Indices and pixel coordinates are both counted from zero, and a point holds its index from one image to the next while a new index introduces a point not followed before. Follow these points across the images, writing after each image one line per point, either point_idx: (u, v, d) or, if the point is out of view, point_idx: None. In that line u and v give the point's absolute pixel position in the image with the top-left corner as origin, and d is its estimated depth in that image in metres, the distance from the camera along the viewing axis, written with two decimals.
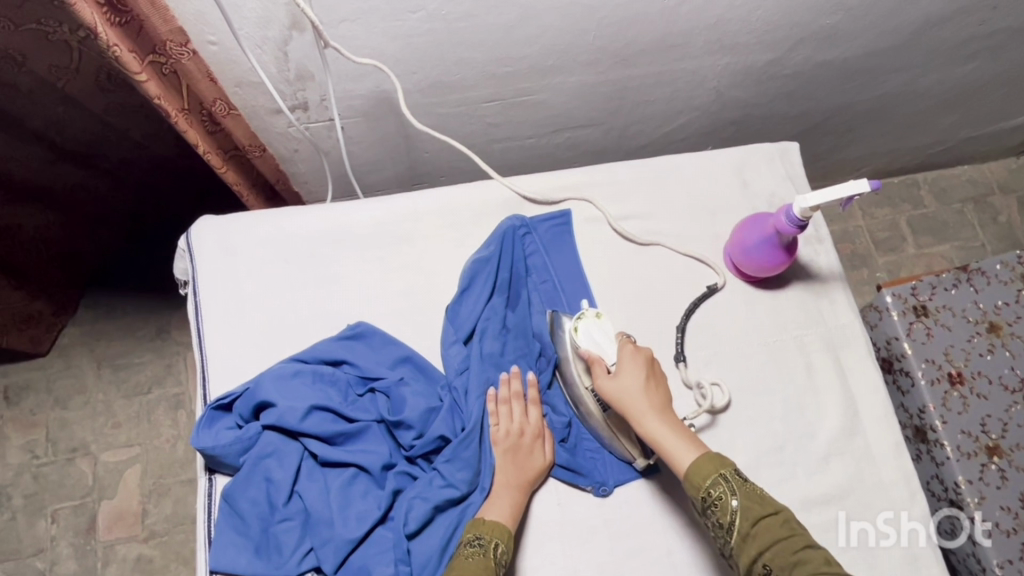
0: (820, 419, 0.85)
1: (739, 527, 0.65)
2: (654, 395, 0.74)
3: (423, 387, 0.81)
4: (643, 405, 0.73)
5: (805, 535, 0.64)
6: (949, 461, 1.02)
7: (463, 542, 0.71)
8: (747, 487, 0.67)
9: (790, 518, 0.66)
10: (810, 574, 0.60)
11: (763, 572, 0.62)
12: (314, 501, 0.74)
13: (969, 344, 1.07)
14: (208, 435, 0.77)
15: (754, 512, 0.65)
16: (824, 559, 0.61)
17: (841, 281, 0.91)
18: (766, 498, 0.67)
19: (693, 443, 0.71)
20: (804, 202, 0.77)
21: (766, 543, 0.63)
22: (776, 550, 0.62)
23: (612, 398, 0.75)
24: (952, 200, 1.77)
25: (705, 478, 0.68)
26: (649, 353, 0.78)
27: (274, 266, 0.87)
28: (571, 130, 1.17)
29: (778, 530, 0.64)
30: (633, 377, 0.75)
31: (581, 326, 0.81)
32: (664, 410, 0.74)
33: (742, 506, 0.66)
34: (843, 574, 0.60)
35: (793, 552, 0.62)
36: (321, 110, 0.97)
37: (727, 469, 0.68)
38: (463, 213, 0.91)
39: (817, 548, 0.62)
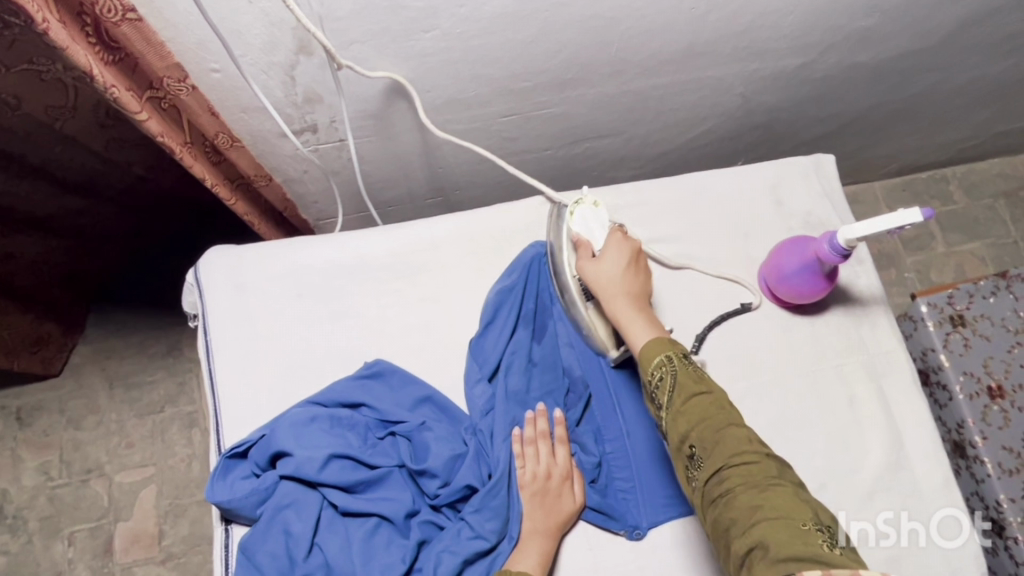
0: (864, 452, 0.80)
1: (672, 406, 0.63)
2: (631, 281, 0.74)
3: (446, 430, 0.77)
4: (617, 286, 0.73)
5: (738, 418, 0.61)
6: (989, 479, 0.98)
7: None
8: (687, 367, 0.65)
9: (723, 399, 0.63)
10: (730, 456, 0.58)
11: (689, 451, 0.61)
12: (336, 554, 0.70)
13: (1010, 355, 1.02)
14: (223, 487, 0.73)
15: (687, 390, 0.63)
16: (748, 439, 0.59)
17: (883, 303, 0.86)
18: (704, 377, 0.64)
19: (655, 326, 0.70)
20: (849, 232, 0.72)
21: (695, 423, 0.61)
22: (703, 432, 0.60)
23: (588, 278, 0.75)
24: (983, 195, 1.70)
25: (652, 360, 0.66)
26: (636, 242, 0.77)
27: (288, 300, 0.83)
28: (591, 140, 1.12)
29: (708, 410, 0.61)
30: (614, 261, 0.74)
31: (576, 211, 0.82)
32: (637, 295, 0.73)
33: (679, 387, 0.63)
34: (765, 455, 0.58)
35: (719, 433, 0.59)
36: (331, 131, 0.92)
37: (674, 351, 0.66)
38: (483, 240, 0.87)
39: (746, 429, 0.60)
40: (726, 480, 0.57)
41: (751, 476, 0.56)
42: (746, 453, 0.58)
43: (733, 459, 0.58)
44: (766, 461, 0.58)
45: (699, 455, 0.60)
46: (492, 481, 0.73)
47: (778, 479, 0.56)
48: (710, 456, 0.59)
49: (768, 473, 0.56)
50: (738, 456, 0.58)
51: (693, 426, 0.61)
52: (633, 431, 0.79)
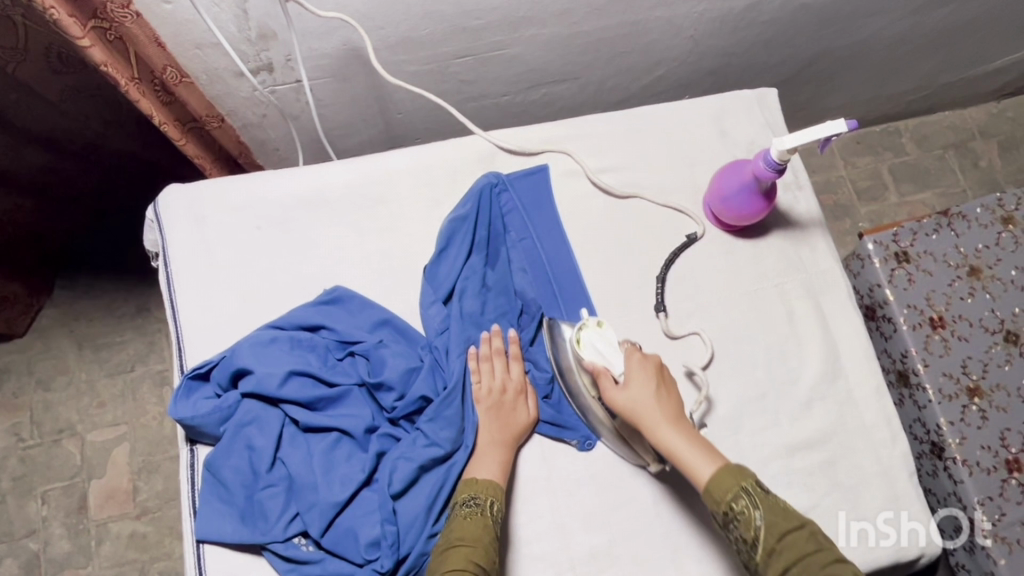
0: (803, 364, 0.85)
1: (764, 542, 0.64)
2: (667, 404, 0.73)
3: (403, 348, 0.80)
4: (656, 414, 0.72)
5: (835, 553, 0.63)
6: (931, 404, 1.04)
7: (458, 502, 0.71)
8: (770, 500, 0.66)
9: (814, 533, 0.65)
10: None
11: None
12: (298, 466, 0.73)
13: (950, 288, 1.08)
14: (186, 405, 0.76)
15: (781, 528, 0.64)
16: (853, 575, 0.61)
17: (822, 227, 0.91)
18: (790, 512, 0.66)
19: (708, 451, 0.70)
20: (782, 144, 0.76)
21: (795, 559, 0.63)
22: (806, 568, 0.62)
23: (622, 408, 0.74)
24: (933, 146, 1.76)
25: (727, 492, 0.66)
26: (657, 359, 0.77)
27: (246, 233, 0.85)
28: (547, 85, 1.15)
29: (807, 546, 0.63)
30: (642, 387, 0.74)
31: (584, 336, 0.79)
32: (678, 421, 0.72)
33: (771, 524, 0.65)
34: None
35: (823, 570, 0.61)
36: (287, 71, 0.94)
37: (747, 481, 0.67)
38: (437, 172, 0.89)
39: (845, 564, 0.62)
40: None
41: None
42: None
43: None
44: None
45: None
46: (446, 392, 0.76)
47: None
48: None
49: None
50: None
51: (794, 561, 0.62)
52: None
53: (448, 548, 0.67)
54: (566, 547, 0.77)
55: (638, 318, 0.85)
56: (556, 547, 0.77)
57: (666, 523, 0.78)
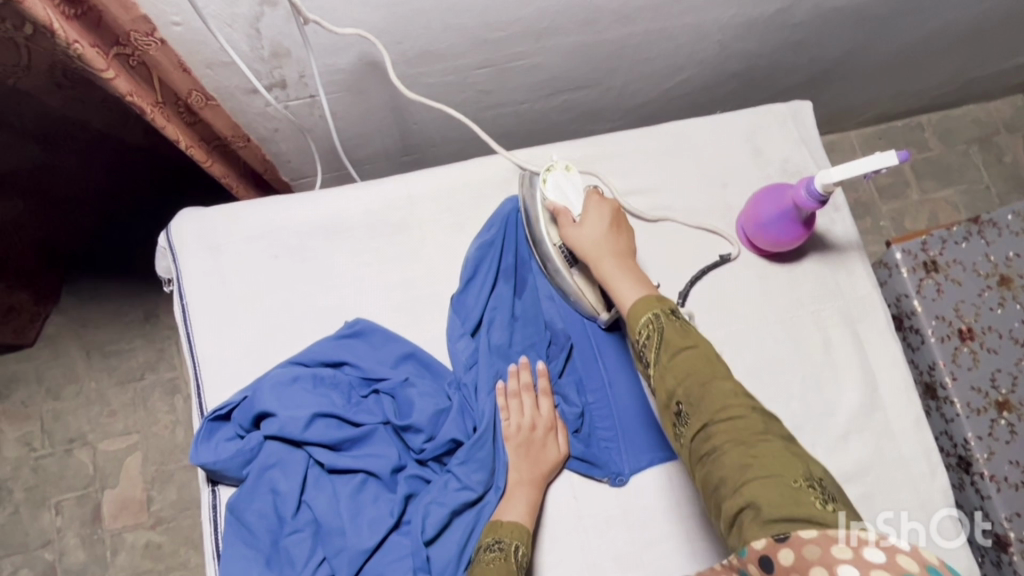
0: (839, 393, 0.82)
1: (659, 364, 0.63)
2: (615, 240, 0.74)
3: (430, 386, 0.77)
4: (602, 245, 0.73)
5: (725, 372, 0.61)
6: (959, 418, 1.02)
7: (482, 546, 0.69)
8: (674, 324, 0.64)
9: (711, 354, 0.63)
10: (714, 412, 0.58)
11: (676, 409, 0.61)
12: (324, 511, 0.71)
13: (979, 299, 1.05)
14: (207, 450, 0.73)
15: (674, 349, 0.63)
16: (735, 393, 0.59)
17: (859, 249, 0.87)
18: (689, 332, 0.64)
19: (642, 284, 0.70)
20: (827, 176, 0.72)
21: (681, 379, 0.61)
22: (689, 388, 0.60)
23: (572, 241, 0.75)
24: (956, 141, 1.72)
25: (639, 317, 0.66)
26: (615, 204, 0.77)
27: (264, 261, 0.82)
28: (568, 92, 1.10)
29: (696, 365, 0.61)
30: (595, 224, 0.75)
31: (550, 177, 0.81)
32: (621, 255, 0.73)
33: (665, 344, 0.63)
34: (751, 408, 0.58)
35: (704, 389, 0.59)
36: (301, 87, 0.90)
37: (661, 308, 0.66)
38: (460, 196, 0.86)
39: (733, 382, 0.60)
40: (714, 439, 0.57)
41: (739, 430, 0.56)
42: (732, 407, 0.57)
43: (718, 417, 0.57)
44: (754, 414, 0.57)
45: (686, 412, 0.60)
46: (477, 433, 0.74)
47: (766, 432, 0.56)
48: (697, 412, 0.59)
49: (755, 428, 0.56)
50: (722, 411, 0.58)
51: (679, 383, 0.61)
52: (614, 380, 0.81)
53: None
54: None
55: None
56: None
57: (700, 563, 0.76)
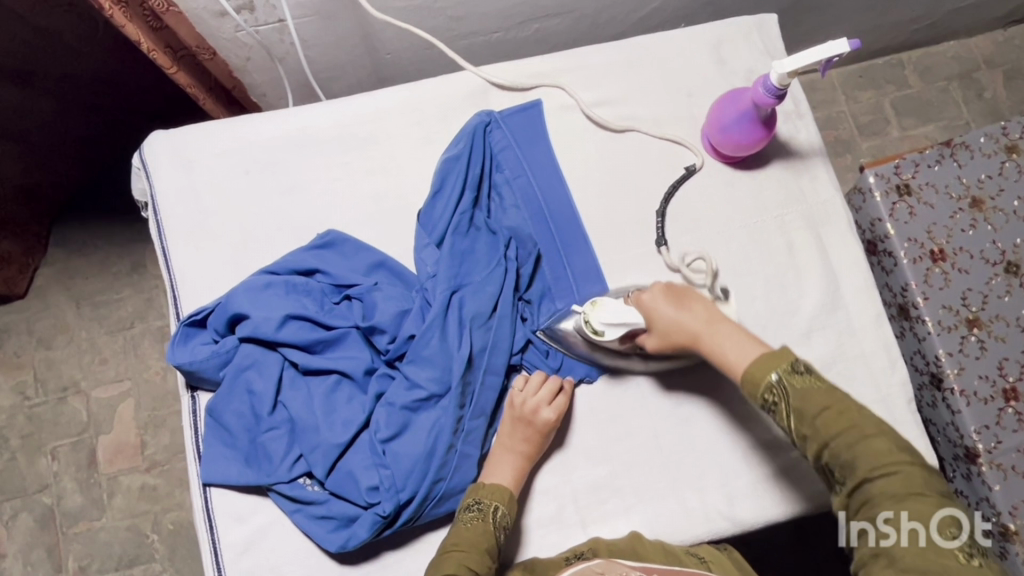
0: (801, 295, 0.84)
1: (795, 428, 0.63)
2: (693, 313, 0.72)
3: (397, 291, 0.79)
4: (689, 329, 0.72)
5: (872, 426, 0.61)
6: (930, 336, 1.00)
7: (463, 505, 0.71)
8: (804, 384, 0.63)
9: (850, 405, 0.62)
10: (869, 472, 0.60)
11: (826, 467, 0.62)
12: (299, 410, 0.74)
13: (952, 221, 1.03)
14: (184, 351, 0.76)
15: (810, 412, 0.62)
16: (890, 449, 0.60)
17: (822, 155, 0.89)
18: (822, 390, 0.63)
19: (750, 345, 0.68)
20: (781, 68, 0.73)
21: (825, 441, 0.61)
22: (836, 449, 0.61)
23: (664, 343, 0.74)
24: (937, 78, 1.71)
25: (759, 384, 0.64)
26: (663, 284, 0.76)
27: (235, 177, 0.84)
28: (541, 20, 1.08)
29: (841, 423, 0.61)
30: (666, 312, 0.73)
31: (594, 322, 0.76)
32: (712, 321, 0.71)
33: (797, 409, 0.62)
34: (908, 464, 0.59)
35: (856, 449, 0.60)
36: (269, 10, 0.90)
37: (784, 365, 0.63)
38: (429, 110, 0.87)
39: (886, 437, 0.61)
40: (867, 494, 0.59)
41: (892, 489, 0.59)
42: (888, 467, 0.59)
43: (871, 475, 0.59)
44: (909, 470, 0.59)
45: (833, 473, 0.61)
46: (429, 328, 0.75)
47: (922, 489, 0.59)
48: (850, 472, 0.60)
49: (910, 485, 0.58)
50: (876, 471, 0.59)
51: (825, 446, 0.61)
52: (583, 288, 0.83)
53: (444, 551, 0.67)
54: (567, 481, 0.78)
55: (638, 253, 0.85)
56: (555, 480, 0.78)
57: (666, 457, 0.79)
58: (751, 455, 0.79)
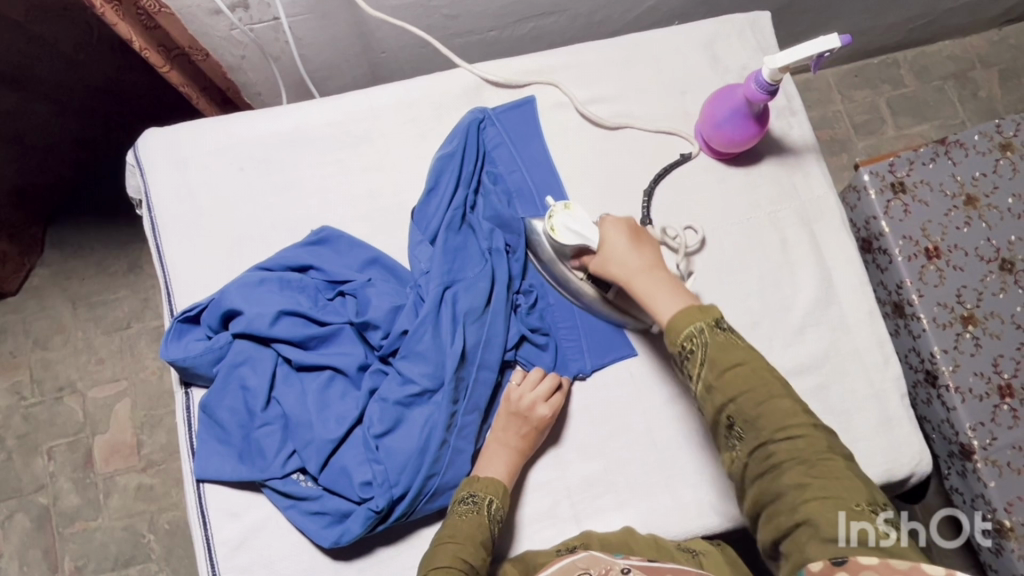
0: (795, 291, 0.84)
1: (704, 378, 0.60)
2: (641, 254, 0.71)
3: (391, 287, 0.79)
4: (630, 267, 0.70)
5: (779, 386, 0.60)
6: (925, 333, 1.00)
7: (457, 499, 0.71)
8: (723, 338, 0.61)
9: (758, 363, 0.61)
10: (774, 429, 0.58)
11: (727, 423, 0.60)
12: (292, 405, 0.74)
13: (946, 219, 1.03)
14: (178, 347, 0.76)
15: (721, 363, 0.60)
16: (792, 410, 0.59)
17: (815, 152, 0.89)
18: (740, 345, 0.61)
19: (679, 293, 0.66)
20: (772, 63, 0.74)
21: (732, 395, 0.59)
22: (743, 404, 0.59)
23: (602, 271, 0.73)
24: (932, 77, 1.72)
25: (683, 325, 0.62)
26: (630, 220, 0.74)
27: (229, 174, 0.84)
28: (535, 19, 1.09)
29: (748, 380, 0.59)
30: (617, 245, 0.72)
31: (555, 224, 0.77)
32: (652, 266, 0.70)
33: (711, 359, 0.60)
34: (811, 426, 0.58)
35: (762, 406, 0.58)
36: (264, 8, 0.90)
37: (707, 320, 0.62)
38: (422, 107, 0.87)
39: (789, 397, 0.60)
40: (773, 455, 0.57)
41: (800, 449, 0.57)
42: (794, 426, 0.58)
43: (778, 432, 0.58)
44: (813, 433, 0.58)
45: (738, 429, 0.59)
46: (422, 324, 0.75)
47: (828, 451, 0.57)
48: (752, 429, 0.58)
49: (816, 447, 0.57)
50: (783, 430, 0.58)
51: (732, 399, 0.59)
52: None
53: (438, 543, 0.67)
54: (561, 477, 0.78)
55: None
56: (550, 476, 0.78)
57: (661, 453, 0.79)
58: None
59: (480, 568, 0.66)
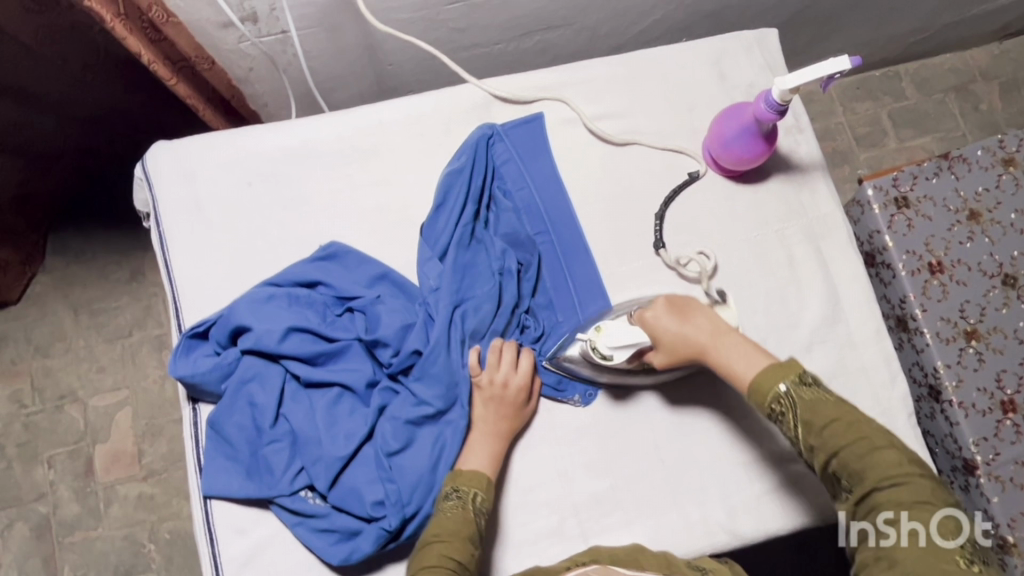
0: (802, 309, 0.85)
1: (804, 437, 0.65)
2: (695, 327, 0.74)
3: (400, 304, 0.79)
4: (694, 343, 0.73)
5: (883, 441, 0.63)
6: (928, 348, 1.00)
7: (441, 495, 0.70)
8: (811, 396, 0.65)
9: (858, 420, 0.64)
10: (880, 479, 0.61)
11: (833, 475, 0.63)
12: (301, 423, 0.74)
13: (949, 233, 1.03)
14: (186, 363, 0.76)
15: (818, 421, 0.64)
16: (898, 462, 0.62)
17: (823, 169, 0.89)
18: (831, 402, 0.65)
19: (755, 355, 0.70)
20: (783, 84, 0.74)
21: (834, 450, 0.63)
22: (846, 456, 0.62)
23: (673, 359, 0.74)
24: (933, 90, 1.73)
25: (769, 395, 0.66)
26: (663, 296, 0.77)
27: (238, 189, 0.84)
28: (542, 32, 1.09)
29: (850, 435, 0.63)
30: (671, 325, 0.74)
31: (603, 347, 0.76)
32: (714, 333, 0.73)
33: (807, 420, 0.64)
34: (914, 476, 0.61)
35: (867, 459, 0.62)
36: (272, 21, 0.90)
37: (788, 378, 0.66)
38: (430, 122, 0.87)
39: (895, 449, 0.62)
40: (876, 503, 0.60)
41: (903, 498, 0.60)
42: (899, 475, 0.61)
43: (881, 483, 0.61)
44: (918, 483, 0.61)
45: (844, 481, 0.63)
46: (433, 343, 0.75)
47: (930, 499, 0.60)
48: (857, 480, 0.62)
49: (918, 495, 0.60)
50: (886, 480, 0.61)
51: (835, 453, 0.63)
52: (583, 299, 0.84)
53: (425, 543, 0.66)
54: (568, 493, 0.78)
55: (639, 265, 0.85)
56: (557, 493, 0.78)
57: (667, 469, 0.79)
58: (752, 468, 0.80)
59: (468, 563, 0.65)
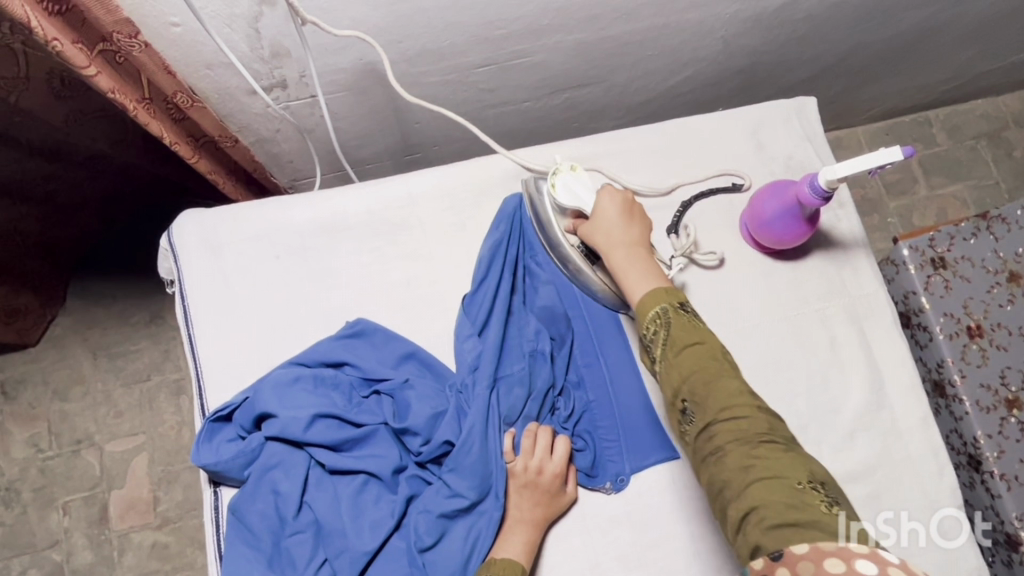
0: (845, 391, 0.81)
1: (663, 359, 0.62)
2: (628, 230, 0.72)
3: (429, 387, 0.77)
4: (614, 239, 0.72)
5: (730, 370, 0.60)
6: (967, 416, 0.94)
7: None
8: (683, 318, 0.63)
9: (717, 348, 0.62)
10: (719, 410, 0.57)
11: (682, 405, 0.60)
12: (325, 512, 0.71)
13: (988, 296, 0.96)
14: (208, 450, 0.74)
15: (680, 341, 0.61)
16: (739, 391, 0.59)
17: (865, 247, 0.87)
18: (699, 329, 0.63)
19: (650, 275, 0.68)
20: (832, 173, 0.72)
21: (685, 374, 0.60)
22: (694, 383, 0.59)
23: (589, 239, 0.75)
24: (965, 136, 1.69)
25: (649, 311, 0.64)
26: (629, 193, 0.76)
27: (264, 262, 0.82)
28: (571, 90, 1.07)
29: (703, 359, 0.60)
30: (609, 212, 0.73)
31: (557, 182, 0.80)
32: (635, 245, 0.71)
33: (674, 339, 0.62)
34: (755, 408, 0.57)
35: (712, 386, 0.58)
36: (302, 87, 0.89)
37: (671, 301, 0.64)
38: (462, 195, 0.85)
39: (738, 381, 0.60)
40: (717, 438, 0.56)
41: (743, 430, 0.56)
42: (738, 407, 0.57)
43: (724, 413, 0.57)
44: (756, 414, 0.57)
45: (692, 410, 0.59)
46: (467, 434, 0.73)
47: (771, 433, 0.56)
48: (701, 410, 0.58)
49: (759, 426, 0.56)
50: (728, 410, 0.57)
51: (685, 379, 0.60)
52: (616, 377, 0.81)
53: None
54: None
55: None
56: None
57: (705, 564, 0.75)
58: None
59: None
